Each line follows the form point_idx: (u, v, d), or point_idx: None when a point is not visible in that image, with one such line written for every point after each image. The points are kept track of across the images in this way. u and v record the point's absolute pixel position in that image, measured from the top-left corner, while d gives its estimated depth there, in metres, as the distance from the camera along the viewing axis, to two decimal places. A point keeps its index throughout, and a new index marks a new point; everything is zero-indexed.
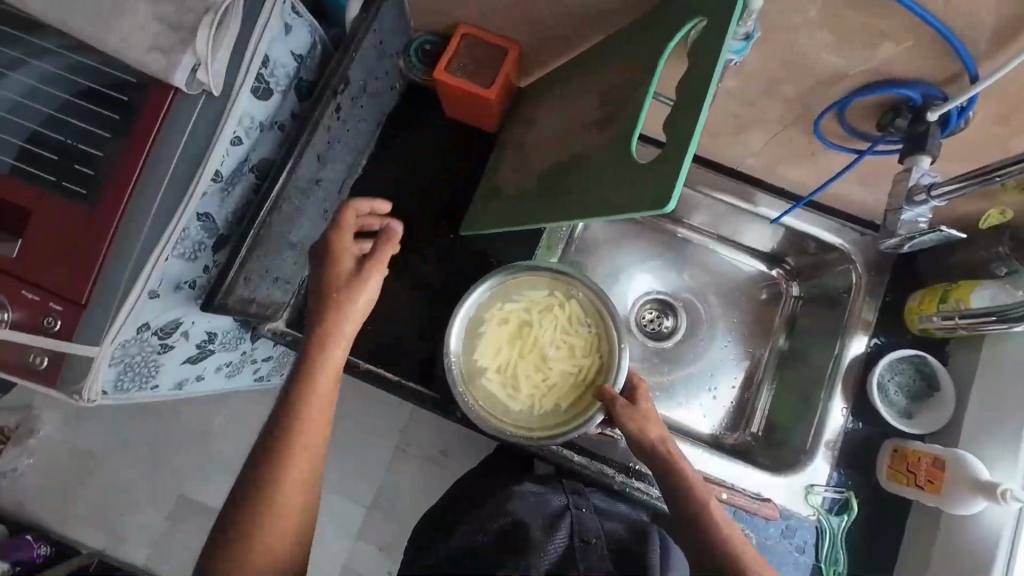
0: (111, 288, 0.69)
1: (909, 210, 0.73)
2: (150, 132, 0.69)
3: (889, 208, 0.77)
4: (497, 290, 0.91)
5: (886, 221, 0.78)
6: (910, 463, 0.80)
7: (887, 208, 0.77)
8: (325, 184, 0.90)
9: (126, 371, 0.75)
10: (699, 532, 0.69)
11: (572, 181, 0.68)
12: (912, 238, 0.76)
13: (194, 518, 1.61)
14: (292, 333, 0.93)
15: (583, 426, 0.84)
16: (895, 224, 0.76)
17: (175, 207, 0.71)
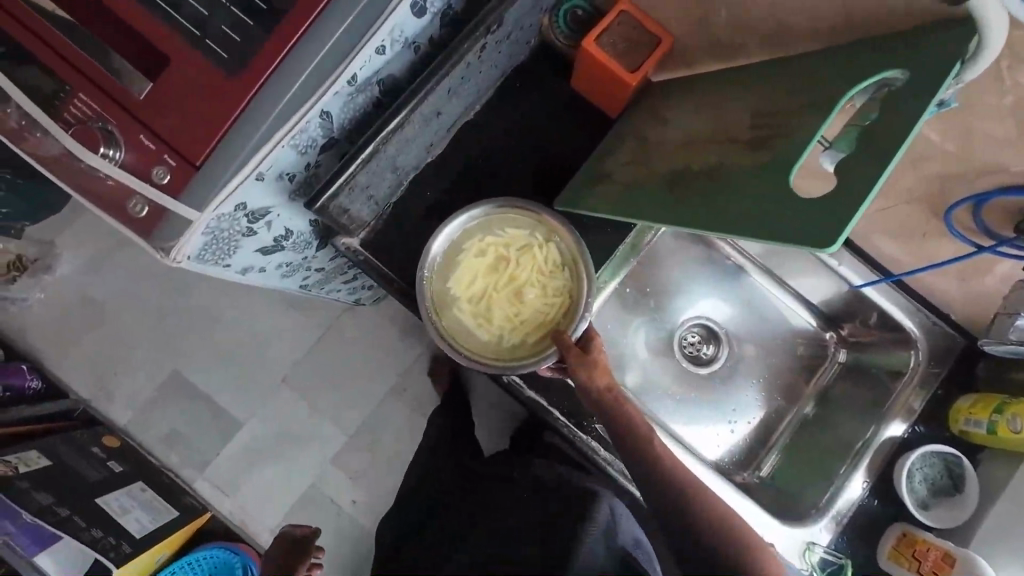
0: (227, 159, 0.68)
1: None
2: (307, 16, 0.67)
3: (1003, 310, 0.82)
4: (482, 221, 0.92)
5: (995, 322, 0.83)
6: (918, 551, 0.83)
7: (1000, 310, 0.82)
8: (442, 119, 0.89)
9: (212, 243, 0.75)
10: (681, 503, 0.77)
11: (705, 188, 0.66)
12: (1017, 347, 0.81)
13: (183, 395, 1.64)
14: (364, 254, 0.93)
15: (536, 361, 0.87)
16: (1006, 327, 0.81)
17: (309, 98, 0.70)
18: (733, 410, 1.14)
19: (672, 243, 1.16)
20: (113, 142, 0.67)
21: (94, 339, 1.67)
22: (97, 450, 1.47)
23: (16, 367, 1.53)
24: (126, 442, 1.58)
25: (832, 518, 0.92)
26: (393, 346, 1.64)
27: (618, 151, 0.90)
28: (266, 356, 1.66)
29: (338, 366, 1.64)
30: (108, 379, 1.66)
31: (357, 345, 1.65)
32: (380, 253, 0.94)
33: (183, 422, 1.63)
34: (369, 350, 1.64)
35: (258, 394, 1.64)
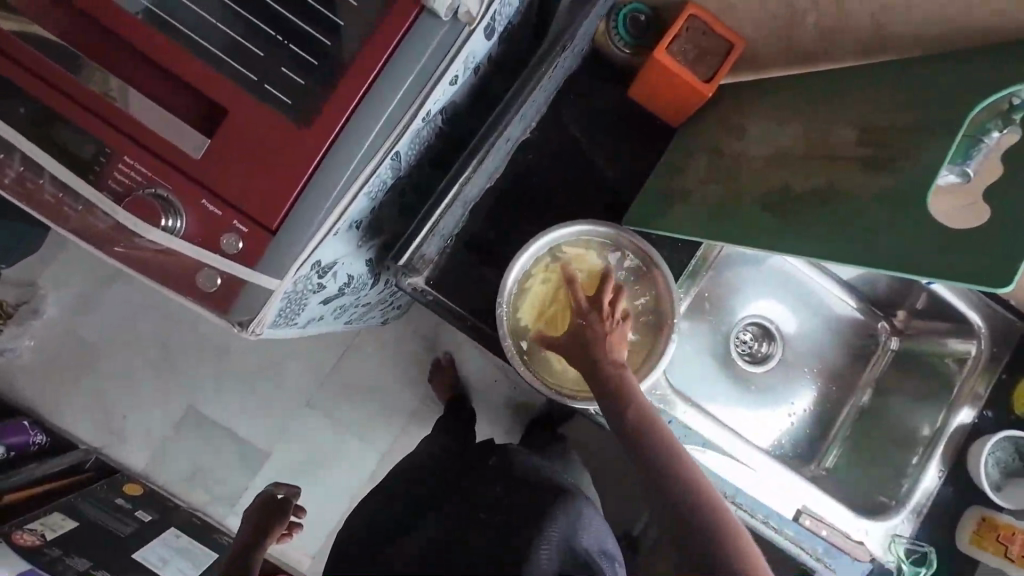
0: (307, 219, 0.61)
1: None
2: (379, 52, 0.61)
3: None
4: (554, 249, 0.87)
5: None
6: (1001, 534, 0.88)
7: None
8: (506, 142, 0.84)
9: (286, 307, 0.69)
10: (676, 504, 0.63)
11: (818, 211, 0.64)
12: None
13: (200, 435, 1.52)
14: (432, 292, 0.87)
15: None
16: None
17: (387, 142, 0.63)
18: (793, 403, 1.13)
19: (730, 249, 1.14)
20: (173, 209, 0.60)
21: (91, 384, 1.52)
22: (121, 501, 1.38)
23: (18, 423, 1.42)
24: (150, 488, 1.46)
25: (911, 509, 0.95)
26: (423, 363, 1.57)
27: (691, 166, 0.86)
28: (286, 386, 1.54)
29: (366, 389, 1.56)
30: (114, 425, 1.52)
31: (384, 365, 1.57)
32: (445, 289, 0.88)
33: (203, 462, 1.51)
34: (397, 369, 1.57)
35: (281, 426, 1.53)
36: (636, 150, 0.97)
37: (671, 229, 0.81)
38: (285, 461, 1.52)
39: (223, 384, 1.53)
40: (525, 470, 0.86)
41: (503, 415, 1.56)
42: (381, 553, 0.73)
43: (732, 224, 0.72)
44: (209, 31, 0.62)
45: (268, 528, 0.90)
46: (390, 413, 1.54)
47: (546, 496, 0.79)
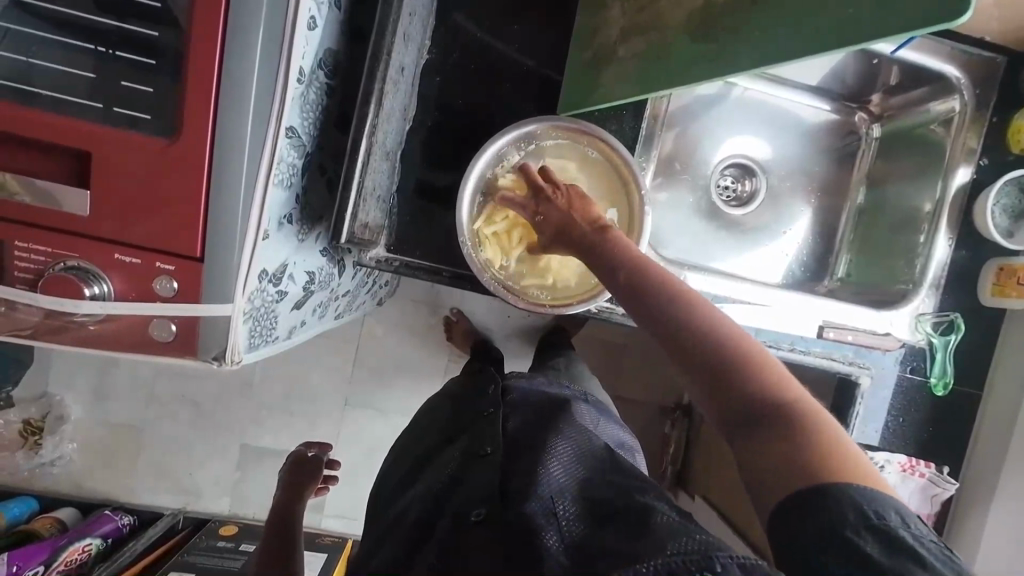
0: (227, 231, 0.57)
1: None
2: (216, 26, 0.53)
3: None
4: (501, 167, 0.81)
5: None
6: (1021, 276, 0.87)
7: None
8: (407, 73, 0.75)
9: (256, 325, 0.66)
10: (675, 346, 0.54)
11: (749, 14, 0.57)
12: None
13: (264, 462, 1.59)
14: (397, 257, 0.83)
15: None
16: None
17: (271, 118, 0.57)
18: (792, 228, 1.11)
19: (686, 100, 1.07)
20: (93, 276, 0.57)
21: (146, 458, 1.57)
22: (223, 542, 1.46)
23: (101, 515, 1.47)
24: (242, 525, 1.54)
25: (929, 285, 0.94)
26: (433, 325, 1.58)
27: (608, 23, 0.78)
28: (319, 393, 1.57)
29: (391, 369, 1.58)
30: (185, 484, 1.59)
31: (399, 343, 1.58)
32: (411, 250, 0.84)
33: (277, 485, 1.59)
34: (412, 341, 1.58)
35: (330, 429, 1.58)
36: (548, 29, 0.88)
37: (612, 99, 0.75)
38: (347, 458, 1.59)
39: (262, 414, 1.57)
40: (525, 397, 0.93)
41: (526, 344, 1.59)
42: (410, 512, 0.78)
43: (665, 66, 0.66)
44: (31, 74, 0.55)
45: (300, 489, 1.01)
46: (423, 378, 1.59)
47: (549, 421, 0.85)
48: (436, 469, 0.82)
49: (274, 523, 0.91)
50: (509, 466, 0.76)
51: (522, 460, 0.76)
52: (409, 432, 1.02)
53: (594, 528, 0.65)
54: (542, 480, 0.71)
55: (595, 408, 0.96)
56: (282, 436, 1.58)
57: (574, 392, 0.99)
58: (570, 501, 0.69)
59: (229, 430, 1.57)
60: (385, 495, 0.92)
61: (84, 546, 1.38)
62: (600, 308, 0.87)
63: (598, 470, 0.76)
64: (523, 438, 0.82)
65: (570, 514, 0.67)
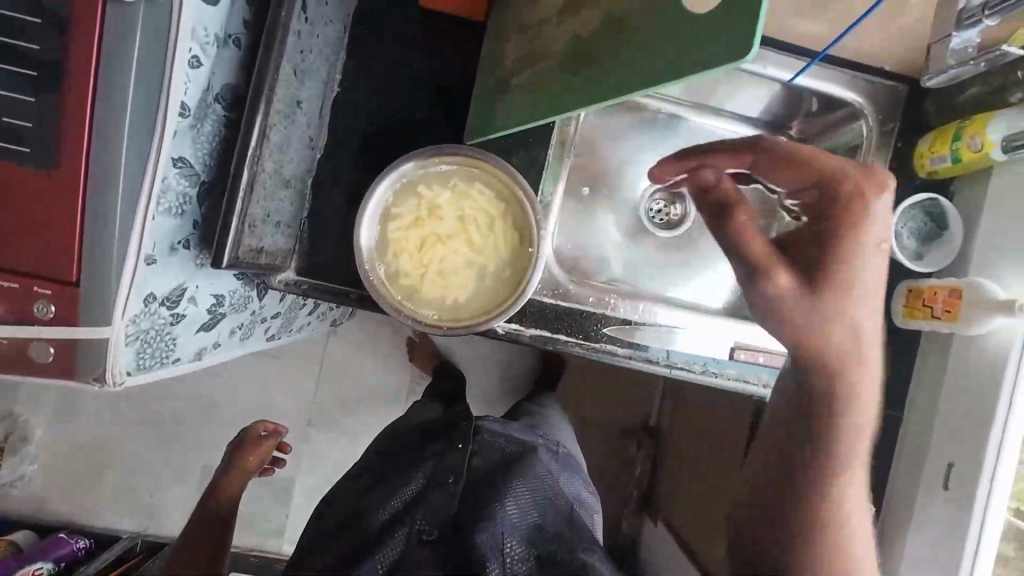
0: (104, 257, 0.60)
1: (958, 36, 0.73)
2: (90, 69, 0.57)
3: (935, 42, 0.77)
4: (400, 194, 0.83)
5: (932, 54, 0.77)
6: (926, 298, 0.85)
7: (933, 42, 0.77)
8: (308, 105, 0.77)
9: (143, 348, 0.68)
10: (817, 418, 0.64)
11: (605, 52, 0.60)
12: (959, 71, 0.76)
13: None
14: (306, 280, 0.85)
15: (517, 299, 0.81)
16: (945, 53, 0.75)
17: (150, 151, 0.60)
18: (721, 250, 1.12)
19: (604, 127, 1.10)
20: None
21: (107, 479, 1.57)
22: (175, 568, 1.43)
23: (57, 538, 1.46)
24: None
25: None
26: (393, 346, 1.59)
27: (505, 54, 0.80)
28: (280, 414, 1.58)
29: (351, 390, 1.59)
30: (146, 506, 1.58)
31: (358, 364, 1.59)
32: (322, 273, 0.86)
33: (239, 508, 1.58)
34: (372, 361, 1.59)
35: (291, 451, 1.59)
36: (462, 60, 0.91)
37: (509, 126, 0.76)
38: (307, 481, 1.58)
39: (224, 435, 1.58)
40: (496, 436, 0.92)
41: (484, 365, 1.59)
42: (354, 525, 0.75)
43: (546, 99, 0.69)
44: None
45: (234, 483, 1.03)
46: (383, 398, 1.60)
47: (516, 466, 0.85)
48: (396, 485, 0.79)
49: (197, 525, 0.96)
50: (470, 504, 0.76)
51: (484, 499, 0.77)
52: (369, 448, 0.99)
53: (541, 570, 0.67)
54: (495, 517, 0.73)
55: (562, 462, 0.97)
56: None
57: (545, 441, 0.99)
58: (520, 546, 0.70)
59: (192, 450, 1.57)
60: (331, 502, 0.88)
61: (34, 570, 1.37)
62: (507, 330, 0.90)
63: (558, 522, 0.78)
64: (487, 478, 0.82)
65: (517, 557, 0.69)
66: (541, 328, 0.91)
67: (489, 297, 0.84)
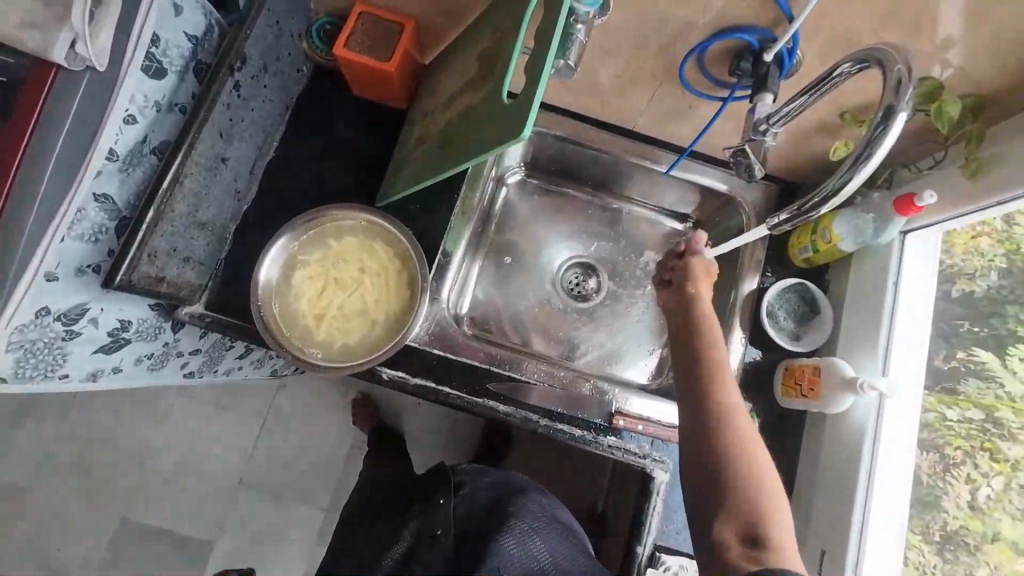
0: (5, 268, 0.69)
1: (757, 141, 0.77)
2: (34, 113, 0.69)
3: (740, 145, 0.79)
4: (306, 241, 0.90)
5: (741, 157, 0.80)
6: (797, 377, 0.88)
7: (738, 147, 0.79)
8: (234, 163, 0.91)
9: (26, 355, 0.75)
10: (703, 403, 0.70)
11: (465, 133, 0.72)
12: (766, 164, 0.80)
13: (137, 540, 1.51)
14: (210, 314, 0.92)
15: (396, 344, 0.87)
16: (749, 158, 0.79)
17: (74, 185, 0.72)
18: (634, 327, 1.18)
19: (526, 206, 1.22)
20: None
21: (10, 526, 1.49)
22: None
23: None
24: None
25: None
26: (328, 404, 1.59)
27: (411, 135, 0.94)
28: (206, 467, 1.55)
29: (282, 446, 1.57)
30: (45, 560, 1.49)
31: (292, 418, 1.58)
32: (226, 309, 0.93)
33: (147, 569, 1.50)
34: (305, 417, 1.58)
35: (211, 507, 1.54)
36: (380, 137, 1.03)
37: (405, 189, 0.88)
38: (225, 541, 1.52)
39: (145, 485, 1.54)
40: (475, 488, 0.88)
41: (416, 429, 1.57)
42: None
43: (428, 169, 0.81)
44: None
45: None
46: (312, 457, 1.57)
47: (500, 511, 0.83)
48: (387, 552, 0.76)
49: None
50: (461, 554, 0.73)
51: (473, 545, 0.74)
52: (353, 523, 0.96)
53: None
54: (495, 557, 0.71)
55: (548, 499, 0.93)
56: (161, 510, 1.53)
57: (525, 480, 0.95)
58: None
59: (109, 499, 1.52)
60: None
61: None
62: (392, 378, 0.92)
63: (561, 553, 0.79)
64: (474, 527, 0.79)
65: None
66: (428, 379, 0.94)
67: (376, 342, 0.90)
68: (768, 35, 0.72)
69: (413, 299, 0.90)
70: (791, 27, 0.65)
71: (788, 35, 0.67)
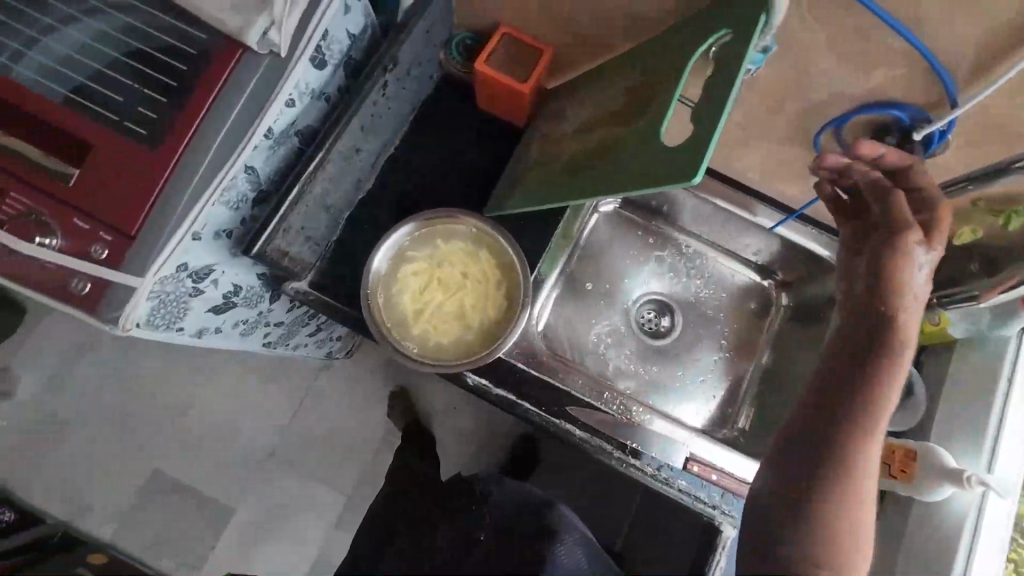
0: (162, 223, 0.73)
1: None
2: (215, 87, 0.74)
3: None
4: (418, 238, 0.94)
5: None
6: (886, 456, 0.85)
7: None
8: (363, 154, 0.97)
9: (160, 306, 0.78)
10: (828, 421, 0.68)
11: (604, 163, 0.74)
12: None
13: (169, 494, 1.54)
14: (314, 293, 0.94)
15: (490, 353, 0.88)
16: None
17: (232, 156, 0.76)
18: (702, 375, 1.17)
19: (612, 235, 1.24)
20: (49, 232, 0.72)
21: (54, 459, 1.53)
22: None
23: None
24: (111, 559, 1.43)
25: None
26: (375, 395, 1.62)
27: (530, 154, 0.97)
28: (248, 435, 1.58)
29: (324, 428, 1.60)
30: (80, 497, 1.52)
31: (338, 403, 1.61)
32: (329, 291, 0.95)
33: (173, 525, 1.52)
34: (351, 404, 1.61)
35: (245, 475, 1.56)
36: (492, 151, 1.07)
37: (519, 206, 0.89)
38: (252, 512, 1.53)
39: (187, 442, 1.57)
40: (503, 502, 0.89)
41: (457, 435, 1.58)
42: None
43: (550, 190, 0.82)
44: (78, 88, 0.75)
45: None
46: (351, 444, 1.59)
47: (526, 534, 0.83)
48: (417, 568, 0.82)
49: None
50: None
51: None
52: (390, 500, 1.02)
53: None
54: None
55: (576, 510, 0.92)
56: (197, 470, 1.55)
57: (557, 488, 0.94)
58: None
59: (151, 449, 1.56)
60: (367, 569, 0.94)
61: None
62: (475, 384, 0.94)
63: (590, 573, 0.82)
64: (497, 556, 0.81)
65: None
66: (509, 392, 0.94)
67: (469, 346, 0.92)
68: (923, 115, 0.72)
69: (512, 312, 0.92)
70: (954, 111, 0.66)
71: (947, 118, 0.67)
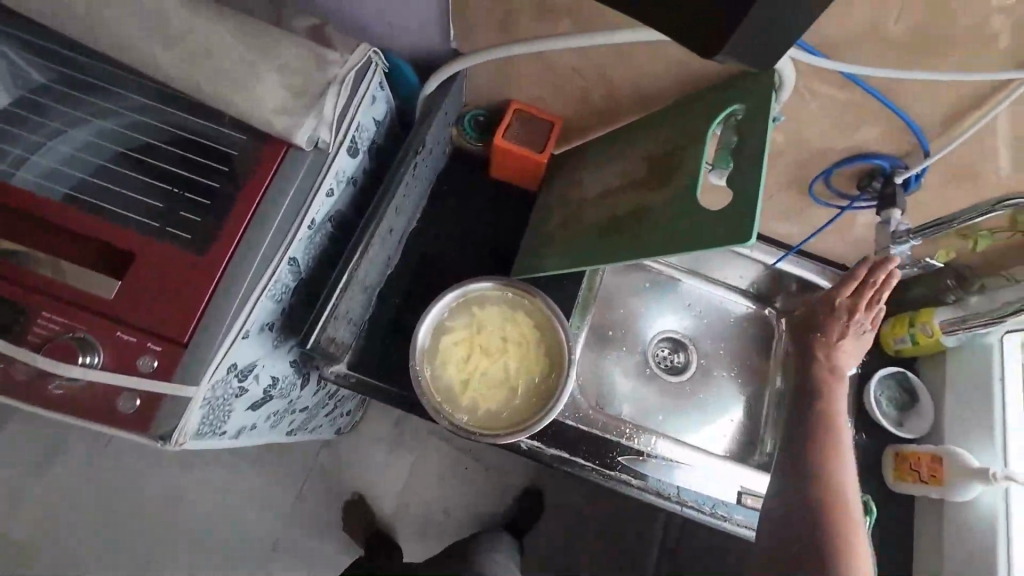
0: (215, 326, 0.70)
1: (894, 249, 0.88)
2: (261, 185, 0.75)
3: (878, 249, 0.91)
4: (457, 308, 0.96)
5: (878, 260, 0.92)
6: (913, 462, 0.95)
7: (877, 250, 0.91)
8: (394, 233, 0.98)
9: (210, 412, 0.74)
10: (819, 416, 0.84)
11: (639, 224, 0.80)
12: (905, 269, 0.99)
13: None
14: (354, 374, 0.94)
15: (544, 416, 0.89)
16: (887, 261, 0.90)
17: (279, 250, 0.75)
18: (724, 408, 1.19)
19: (619, 279, 1.28)
20: (89, 348, 0.67)
21: None
22: None
23: None
24: None
25: None
26: None
27: (551, 216, 1.03)
28: (249, 531, 1.43)
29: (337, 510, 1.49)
30: None
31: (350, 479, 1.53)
32: (367, 370, 0.96)
33: None
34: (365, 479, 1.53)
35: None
36: (509, 215, 1.12)
37: (553, 268, 0.93)
38: None
39: (180, 548, 1.40)
40: None
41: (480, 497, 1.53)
42: None
43: (585, 251, 0.87)
44: (112, 196, 0.76)
45: None
46: None
47: None
48: None
49: None
50: None
51: None
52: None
53: None
54: None
55: None
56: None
57: None
58: None
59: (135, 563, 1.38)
60: None
61: None
62: (530, 446, 0.96)
63: None
64: None
65: None
66: (562, 450, 0.97)
67: (520, 411, 0.92)
68: (899, 162, 0.85)
69: (556, 371, 0.94)
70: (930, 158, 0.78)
71: (923, 165, 0.80)
